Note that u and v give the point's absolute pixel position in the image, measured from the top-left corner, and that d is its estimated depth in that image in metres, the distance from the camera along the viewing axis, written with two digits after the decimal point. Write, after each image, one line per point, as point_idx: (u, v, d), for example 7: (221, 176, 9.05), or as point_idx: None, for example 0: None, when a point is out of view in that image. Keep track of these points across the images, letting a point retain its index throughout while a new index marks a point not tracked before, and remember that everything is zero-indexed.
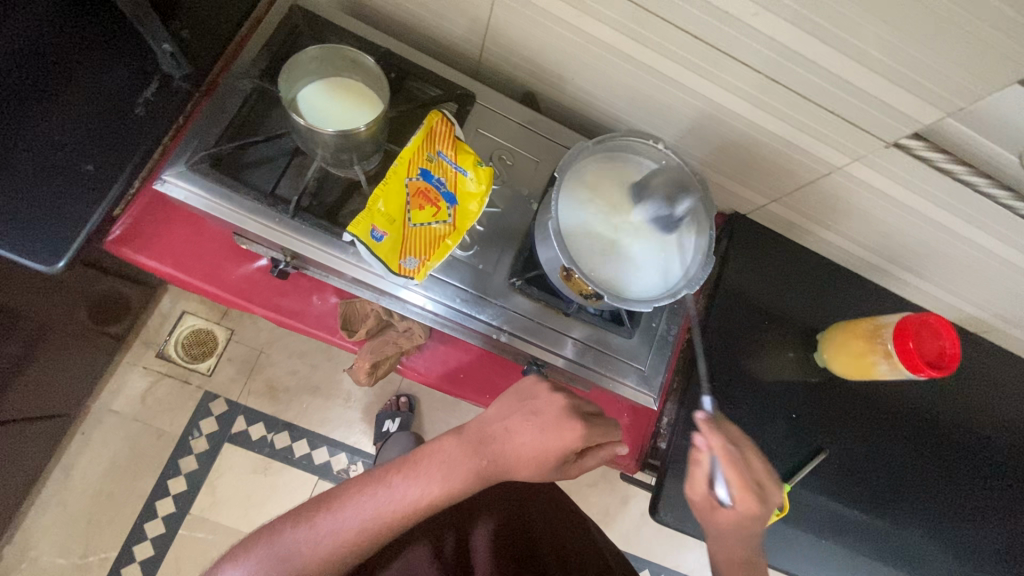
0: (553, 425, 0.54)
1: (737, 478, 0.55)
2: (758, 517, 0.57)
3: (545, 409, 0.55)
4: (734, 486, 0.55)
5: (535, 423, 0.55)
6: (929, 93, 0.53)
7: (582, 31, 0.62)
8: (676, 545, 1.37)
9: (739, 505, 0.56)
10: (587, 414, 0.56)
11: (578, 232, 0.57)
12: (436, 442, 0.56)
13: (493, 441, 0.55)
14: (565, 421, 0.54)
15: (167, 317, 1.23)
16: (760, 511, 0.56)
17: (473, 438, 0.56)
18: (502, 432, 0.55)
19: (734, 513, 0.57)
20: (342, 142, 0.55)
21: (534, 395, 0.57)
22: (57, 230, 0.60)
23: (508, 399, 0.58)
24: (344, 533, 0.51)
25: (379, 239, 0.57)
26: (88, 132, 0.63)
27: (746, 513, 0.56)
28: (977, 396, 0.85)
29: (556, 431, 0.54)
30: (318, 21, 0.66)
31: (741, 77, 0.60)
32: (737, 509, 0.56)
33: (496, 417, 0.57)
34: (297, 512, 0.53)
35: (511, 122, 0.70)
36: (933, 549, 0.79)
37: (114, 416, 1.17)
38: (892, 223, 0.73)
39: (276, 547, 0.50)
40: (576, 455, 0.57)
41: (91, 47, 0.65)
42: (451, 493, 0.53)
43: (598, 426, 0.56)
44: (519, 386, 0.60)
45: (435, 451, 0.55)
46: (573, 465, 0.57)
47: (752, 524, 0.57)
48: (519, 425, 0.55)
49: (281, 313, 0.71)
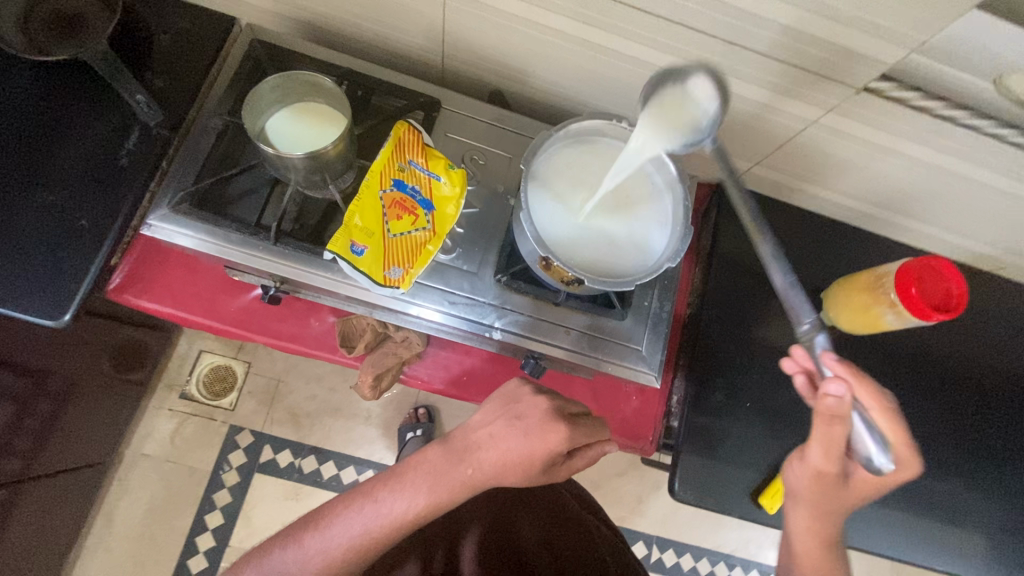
0: (536, 429, 0.52)
1: (895, 428, 0.52)
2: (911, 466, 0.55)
3: (528, 413, 0.54)
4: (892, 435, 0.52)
5: (519, 428, 0.53)
6: (888, 32, 0.52)
7: (534, 23, 0.63)
8: (715, 525, 1.35)
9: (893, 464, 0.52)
10: (572, 415, 0.55)
11: (551, 223, 0.57)
12: (421, 453, 0.55)
13: (478, 449, 0.54)
14: (550, 423, 0.53)
15: (185, 358, 1.27)
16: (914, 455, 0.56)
17: (458, 447, 0.54)
18: (486, 439, 0.54)
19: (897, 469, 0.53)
20: (312, 165, 0.57)
21: (518, 398, 0.56)
22: (58, 286, 0.62)
23: (495, 403, 0.56)
24: (332, 552, 0.51)
25: (359, 253, 0.59)
26: (78, 190, 0.66)
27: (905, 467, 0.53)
28: (996, 335, 0.82)
29: (540, 434, 0.52)
30: (278, 52, 0.68)
31: (698, 45, 0.60)
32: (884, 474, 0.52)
33: (481, 423, 0.56)
34: (286, 534, 0.54)
35: (480, 122, 0.71)
36: (969, 497, 0.76)
37: (148, 459, 1.21)
38: (879, 170, 0.71)
39: (265, 569, 0.51)
40: (564, 456, 0.55)
41: (72, 109, 0.68)
42: (439, 505, 0.52)
43: (583, 425, 0.55)
44: (504, 389, 0.58)
45: (420, 462, 0.55)
46: (561, 466, 0.55)
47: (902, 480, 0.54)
48: (502, 431, 0.54)
49: (282, 338, 0.72)
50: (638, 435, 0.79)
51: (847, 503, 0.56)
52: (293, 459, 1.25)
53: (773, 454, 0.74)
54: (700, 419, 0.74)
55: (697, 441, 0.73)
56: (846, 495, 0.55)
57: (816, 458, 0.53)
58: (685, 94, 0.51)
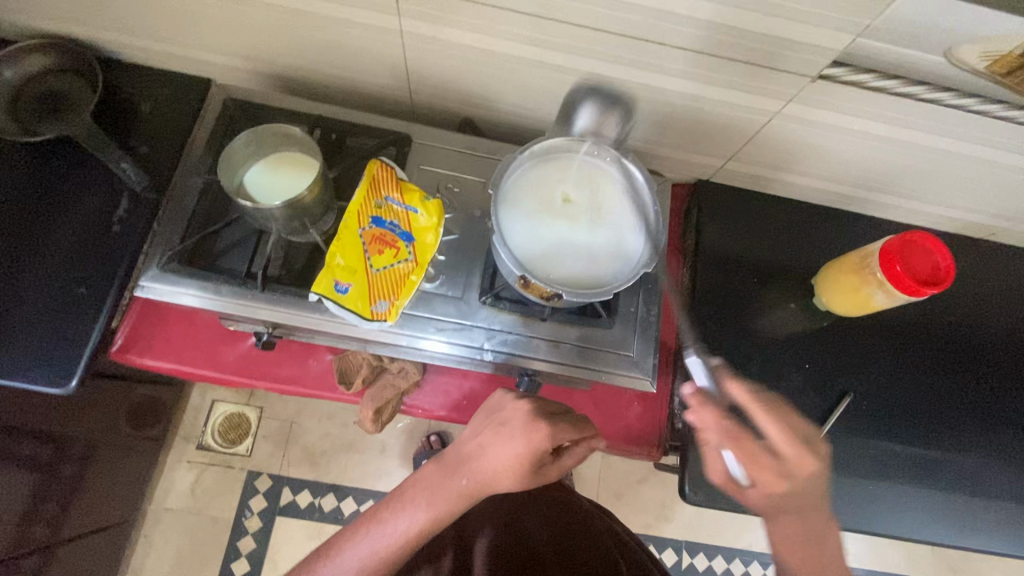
0: (520, 431, 0.53)
1: (748, 455, 0.50)
2: (811, 482, 0.50)
3: (511, 418, 0.55)
4: (744, 462, 0.50)
5: (505, 433, 0.54)
6: (831, 22, 0.52)
7: (491, 51, 0.65)
8: (743, 524, 1.32)
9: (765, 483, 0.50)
10: (552, 414, 0.55)
11: (524, 242, 0.58)
12: (417, 472, 0.57)
13: (471, 459, 0.55)
14: (532, 424, 0.53)
15: (199, 409, 1.29)
16: (810, 472, 0.50)
17: (451, 461, 0.56)
18: (476, 449, 0.55)
19: (767, 493, 0.50)
20: (290, 212, 0.59)
21: (501, 407, 0.57)
22: (63, 354, 0.65)
23: (480, 416, 0.58)
24: None
25: (343, 291, 0.60)
26: (76, 260, 0.69)
27: (772, 491, 0.50)
28: (995, 301, 0.82)
29: (524, 435, 0.53)
30: (252, 108, 0.70)
31: (652, 54, 0.61)
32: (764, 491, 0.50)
33: (470, 436, 0.57)
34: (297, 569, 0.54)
35: (451, 151, 0.72)
36: (987, 469, 0.75)
37: (171, 512, 1.22)
38: (850, 152, 0.72)
39: None
40: (553, 455, 0.56)
41: (64, 183, 0.71)
42: (441, 517, 0.54)
43: (567, 425, 0.55)
44: (488, 402, 0.60)
45: (418, 480, 0.56)
46: (553, 467, 0.56)
47: (794, 499, 0.50)
48: (490, 439, 0.55)
49: (282, 381, 0.74)
50: (643, 440, 0.79)
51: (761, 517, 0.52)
52: (312, 498, 1.26)
53: None
54: None
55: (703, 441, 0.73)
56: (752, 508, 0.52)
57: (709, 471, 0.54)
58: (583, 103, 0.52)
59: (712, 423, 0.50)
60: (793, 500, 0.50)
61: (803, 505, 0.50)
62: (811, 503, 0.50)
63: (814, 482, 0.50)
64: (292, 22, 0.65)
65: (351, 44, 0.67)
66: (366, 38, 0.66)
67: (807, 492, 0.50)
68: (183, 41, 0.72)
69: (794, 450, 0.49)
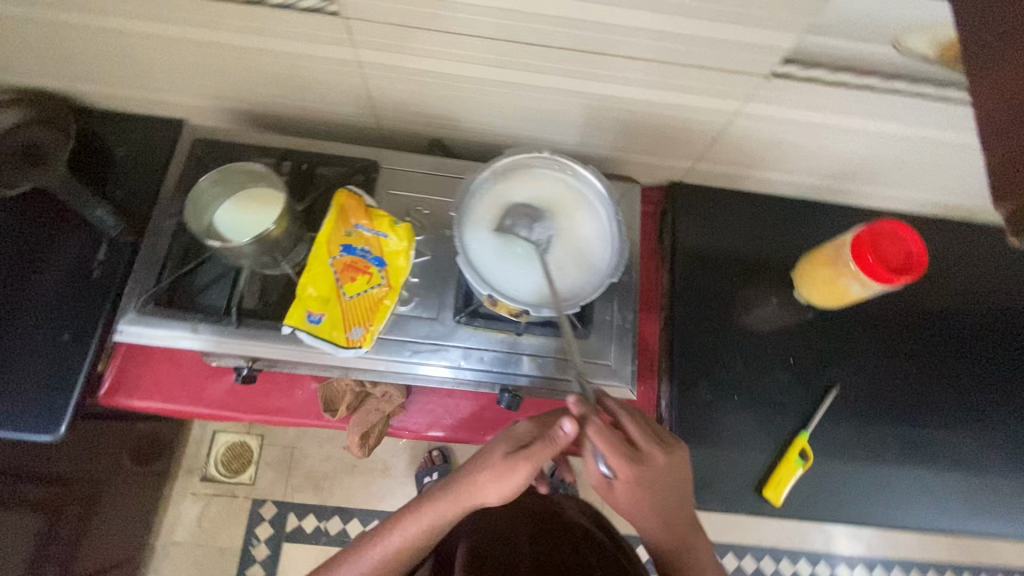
0: (504, 430, 0.60)
1: (616, 453, 0.53)
2: (670, 476, 0.55)
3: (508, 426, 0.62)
4: (610, 461, 0.53)
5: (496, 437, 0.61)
6: (777, 23, 0.53)
7: (449, 74, 0.66)
8: (752, 521, 1.30)
9: (630, 479, 0.53)
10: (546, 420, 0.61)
11: (490, 262, 0.58)
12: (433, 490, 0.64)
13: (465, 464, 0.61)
14: (518, 424, 0.60)
15: (201, 441, 1.30)
16: (669, 467, 0.54)
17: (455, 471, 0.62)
18: (474, 455, 0.61)
19: (629, 487, 0.54)
20: (260, 248, 0.59)
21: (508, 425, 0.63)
22: (51, 401, 0.66)
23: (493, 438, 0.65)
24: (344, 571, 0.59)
25: (317, 321, 0.61)
26: (60, 307, 0.70)
27: (634, 486, 0.53)
28: (979, 281, 0.81)
29: (507, 432, 0.60)
30: (221, 146, 0.72)
31: (606, 66, 0.61)
32: (628, 486, 0.54)
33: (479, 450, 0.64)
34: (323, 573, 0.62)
35: (419, 173, 0.73)
36: (984, 452, 0.74)
37: (179, 546, 1.23)
38: (816, 145, 0.72)
39: None
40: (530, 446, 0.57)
41: (45, 233, 0.73)
42: (427, 516, 0.59)
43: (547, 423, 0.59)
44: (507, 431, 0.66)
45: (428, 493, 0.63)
46: (524, 459, 0.55)
47: (654, 491, 0.54)
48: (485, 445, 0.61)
49: (269, 413, 0.74)
50: None
51: (630, 512, 0.56)
52: (318, 522, 1.26)
53: (772, 443, 0.73)
54: (691, 419, 0.73)
55: (692, 442, 0.72)
56: (623, 504, 0.56)
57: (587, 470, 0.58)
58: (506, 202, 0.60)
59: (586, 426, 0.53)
60: (653, 492, 0.54)
61: (660, 496, 0.54)
62: (668, 494, 0.55)
63: (673, 475, 0.55)
64: (253, 61, 0.66)
65: (312, 77, 0.69)
66: (327, 70, 0.67)
67: (665, 485, 0.54)
68: (150, 85, 0.74)
69: (656, 448, 0.54)
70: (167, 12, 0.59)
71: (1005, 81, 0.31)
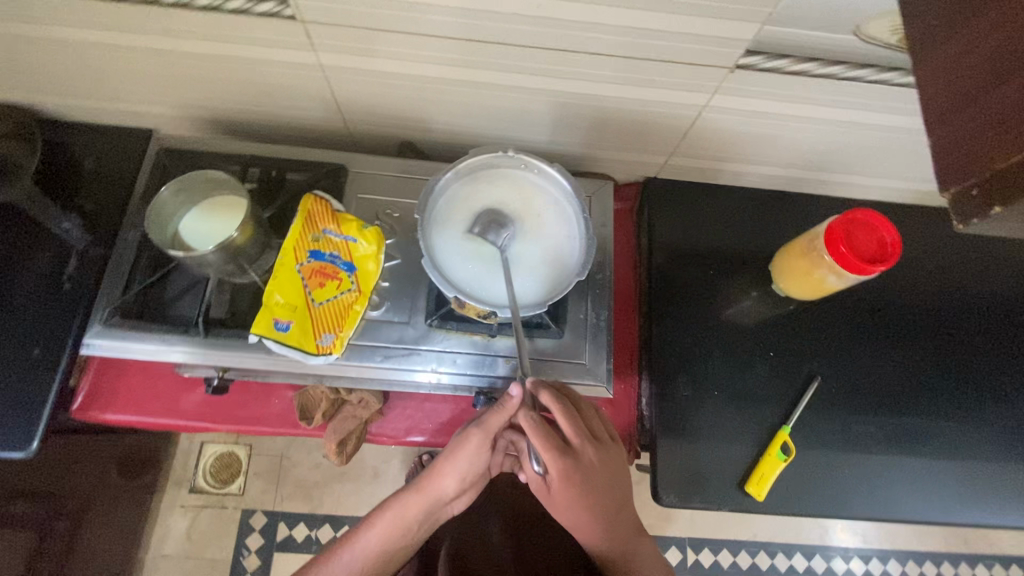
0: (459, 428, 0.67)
1: (549, 446, 0.56)
2: (600, 470, 0.58)
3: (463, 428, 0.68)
4: (545, 455, 0.56)
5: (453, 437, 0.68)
6: (735, 14, 0.52)
7: (413, 75, 0.65)
8: (745, 517, 1.29)
9: (562, 474, 0.56)
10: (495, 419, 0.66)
11: (454, 263, 0.58)
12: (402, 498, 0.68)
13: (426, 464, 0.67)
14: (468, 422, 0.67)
15: (189, 452, 1.29)
16: (599, 462, 0.58)
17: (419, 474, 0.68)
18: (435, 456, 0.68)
19: (563, 485, 0.57)
20: (225, 255, 0.59)
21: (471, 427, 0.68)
22: (22, 418, 0.65)
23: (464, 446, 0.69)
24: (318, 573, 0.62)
25: (284, 329, 0.60)
26: (30, 323, 0.69)
27: (567, 481, 0.57)
28: (957, 267, 0.81)
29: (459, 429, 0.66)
30: (186, 155, 0.71)
31: (569, 63, 0.61)
32: (560, 483, 0.57)
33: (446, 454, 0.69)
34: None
35: (389, 176, 0.73)
36: (967, 440, 0.73)
37: (169, 559, 1.22)
38: (787, 136, 0.72)
39: None
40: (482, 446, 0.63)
41: (13, 248, 0.72)
42: (392, 513, 0.64)
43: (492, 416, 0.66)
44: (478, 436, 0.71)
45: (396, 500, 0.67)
46: (478, 425, 0.60)
47: (587, 487, 0.57)
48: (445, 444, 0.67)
49: (245, 423, 0.74)
50: None
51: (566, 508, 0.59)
52: (309, 530, 1.26)
53: (753, 439, 0.72)
54: (671, 416, 0.73)
55: (673, 438, 0.72)
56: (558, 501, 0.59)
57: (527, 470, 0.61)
58: (469, 204, 0.59)
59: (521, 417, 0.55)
60: (586, 488, 0.58)
61: (593, 492, 0.58)
62: (599, 490, 0.58)
63: (606, 470, 0.59)
64: (216, 68, 0.66)
65: (276, 83, 0.68)
66: (290, 75, 0.66)
67: (598, 480, 0.58)
68: (116, 95, 0.73)
69: (590, 445, 0.57)
70: (124, 21, 0.59)
71: (948, 64, 0.30)
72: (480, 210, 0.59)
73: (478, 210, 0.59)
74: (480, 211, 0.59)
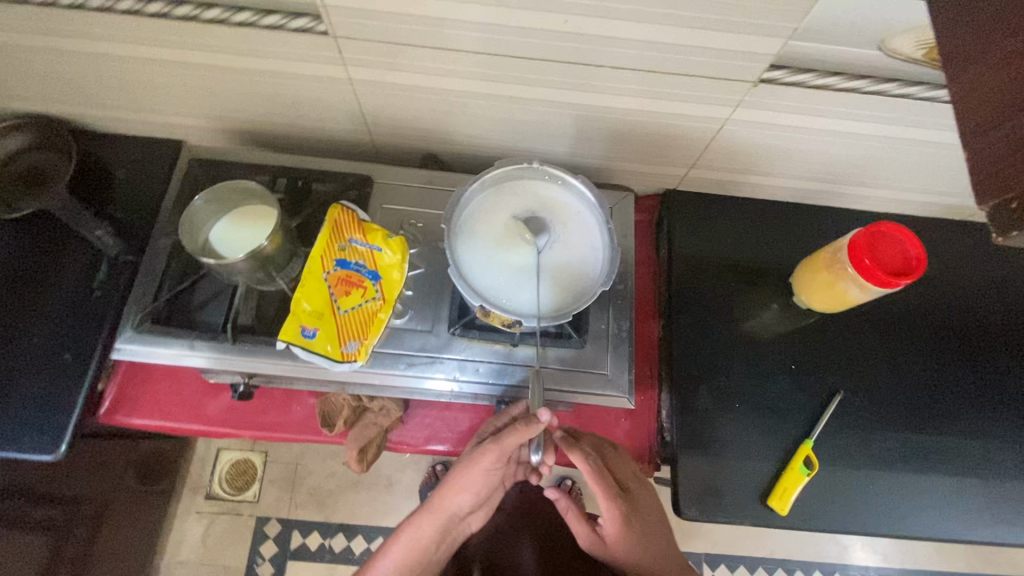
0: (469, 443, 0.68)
1: (609, 490, 0.61)
2: (645, 507, 0.65)
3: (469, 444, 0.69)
4: (606, 502, 0.61)
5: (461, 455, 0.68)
6: (761, 29, 0.53)
7: (439, 89, 0.66)
8: (762, 533, 1.27)
9: (619, 520, 0.62)
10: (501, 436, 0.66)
11: (479, 270, 0.58)
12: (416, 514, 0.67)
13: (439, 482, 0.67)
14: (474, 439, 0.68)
15: (205, 458, 1.30)
16: (644, 497, 0.65)
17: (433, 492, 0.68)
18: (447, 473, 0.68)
19: (624, 532, 0.62)
20: (254, 264, 0.60)
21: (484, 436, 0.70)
22: (51, 421, 0.66)
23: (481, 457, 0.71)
24: None
25: (311, 335, 0.61)
26: (61, 328, 0.71)
27: (625, 522, 0.62)
28: (981, 281, 0.80)
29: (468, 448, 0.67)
30: (216, 166, 0.73)
31: (593, 77, 0.62)
32: (617, 527, 0.62)
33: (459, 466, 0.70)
34: None
35: (413, 187, 0.74)
36: (994, 456, 0.72)
37: (183, 565, 1.23)
38: (809, 149, 0.72)
39: None
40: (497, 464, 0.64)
41: (47, 254, 0.74)
42: (411, 534, 0.64)
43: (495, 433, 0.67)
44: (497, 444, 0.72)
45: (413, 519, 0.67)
46: (495, 450, 0.59)
47: (638, 524, 0.63)
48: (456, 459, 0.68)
49: (268, 429, 0.75)
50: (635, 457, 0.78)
51: (620, 551, 0.65)
52: (322, 539, 1.26)
53: (776, 453, 0.72)
54: (693, 430, 0.72)
55: (695, 451, 0.71)
56: (614, 545, 0.64)
57: (576, 522, 0.68)
58: (495, 214, 0.61)
59: (582, 464, 0.59)
60: (640, 530, 0.64)
61: (647, 533, 0.64)
62: (647, 525, 0.65)
63: (652, 507, 0.66)
64: (248, 81, 0.68)
65: (305, 95, 0.70)
66: (319, 88, 0.68)
67: (647, 517, 0.65)
68: (148, 107, 0.75)
69: (637, 483, 0.65)
70: (163, 36, 0.61)
71: (984, 79, 0.30)
72: (506, 220, 0.60)
73: (503, 220, 0.60)
74: (506, 222, 0.60)
